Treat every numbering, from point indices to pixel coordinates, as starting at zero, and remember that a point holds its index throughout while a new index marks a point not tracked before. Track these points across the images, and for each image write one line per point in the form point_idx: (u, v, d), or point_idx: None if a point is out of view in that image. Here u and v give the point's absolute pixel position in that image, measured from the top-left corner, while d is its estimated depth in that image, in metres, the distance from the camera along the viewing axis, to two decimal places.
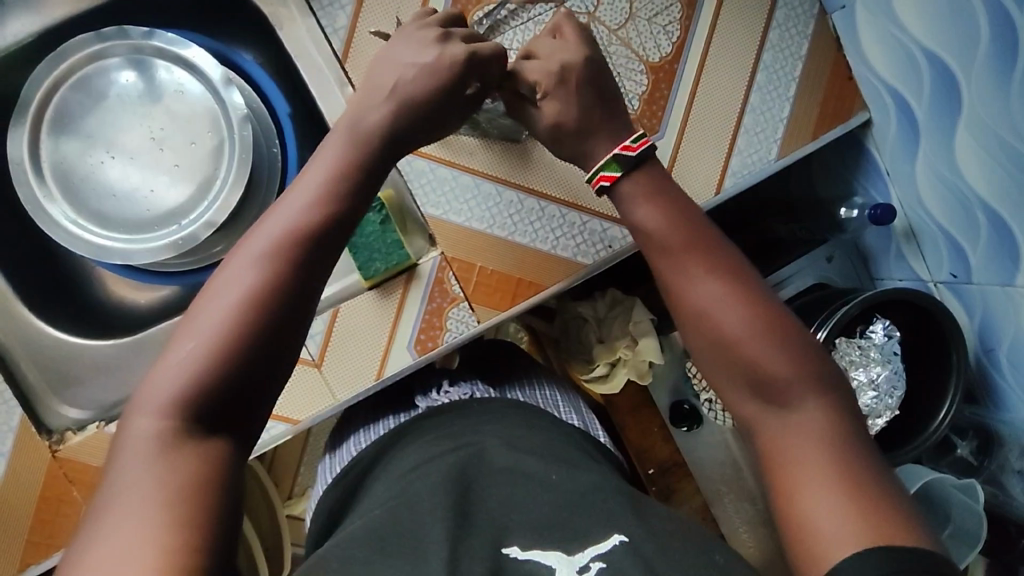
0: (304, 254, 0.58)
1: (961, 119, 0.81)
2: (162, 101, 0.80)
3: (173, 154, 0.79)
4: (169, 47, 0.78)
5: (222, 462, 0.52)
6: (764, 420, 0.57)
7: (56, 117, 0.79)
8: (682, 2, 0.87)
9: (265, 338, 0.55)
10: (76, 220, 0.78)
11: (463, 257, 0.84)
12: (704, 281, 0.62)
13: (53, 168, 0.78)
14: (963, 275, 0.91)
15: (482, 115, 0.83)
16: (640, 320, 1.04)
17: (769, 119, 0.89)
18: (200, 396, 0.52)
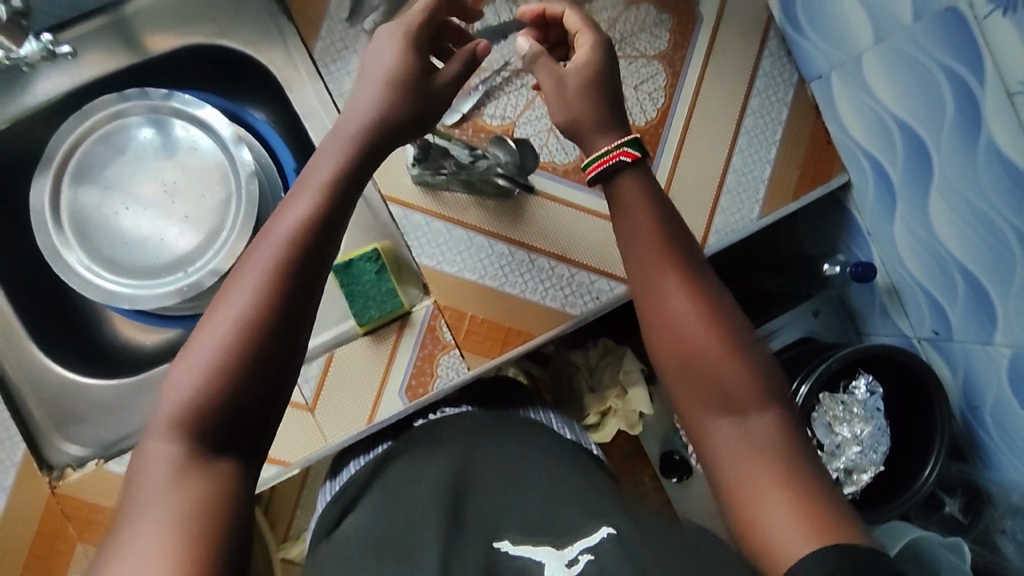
0: (298, 268, 0.57)
1: (933, 184, 0.84)
2: (177, 157, 0.85)
3: (184, 206, 0.85)
4: (186, 108, 0.84)
5: (232, 481, 0.52)
6: (724, 441, 0.60)
7: (78, 170, 0.84)
8: (667, 72, 0.93)
9: (264, 357, 0.54)
10: (91, 267, 0.82)
11: (454, 305, 0.87)
12: (680, 299, 0.64)
13: (71, 218, 0.83)
14: (945, 331, 0.93)
15: (476, 175, 0.87)
16: (630, 370, 1.07)
17: (750, 179, 0.94)
18: (205, 417, 0.52)
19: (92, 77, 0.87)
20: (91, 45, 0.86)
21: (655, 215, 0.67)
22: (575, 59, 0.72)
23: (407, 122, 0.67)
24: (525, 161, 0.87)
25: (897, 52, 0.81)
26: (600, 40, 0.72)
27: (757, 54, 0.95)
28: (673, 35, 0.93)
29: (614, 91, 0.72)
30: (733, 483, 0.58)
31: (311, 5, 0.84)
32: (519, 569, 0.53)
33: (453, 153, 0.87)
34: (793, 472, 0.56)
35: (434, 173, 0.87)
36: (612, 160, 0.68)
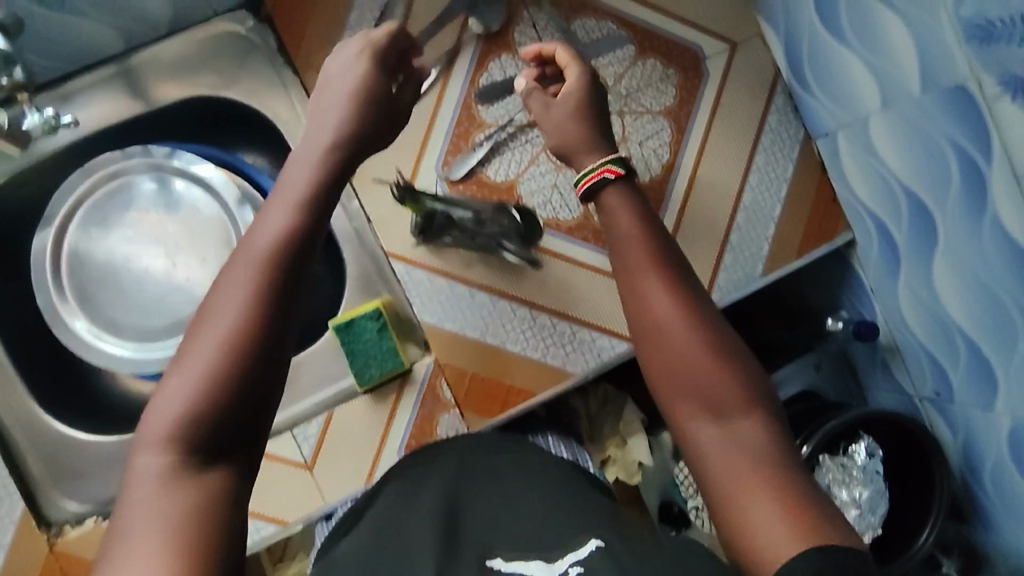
0: (286, 264, 0.55)
1: (938, 248, 0.82)
2: (178, 216, 0.87)
3: (184, 265, 0.85)
4: (188, 168, 0.86)
5: (227, 491, 0.49)
6: (722, 454, 0.57)
7: (80, 231, 0.85)
8: (672, 127, 0.92)
9: (257, 356, 0.52)
10: (91, 329, 0.84)
11: (455, 364, 0.87)
12: (660, 301, 0.63)
13: (73, 279, 0.85)
14: (946, 394, 0.93)
15: (482, 237, 0.86)
16: (630, 420, 1.07)
17: (754, 237, 0.94)
18: (199, 426, 0.49)
19: (99, 126, 0.85)
20: (98, 94, 0.85)
21: (637, 226, 0.67)
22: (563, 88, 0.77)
23: (377, 126, 0.67)
24: (529, 231, 0.87)
25: (905, 119, 0.78)
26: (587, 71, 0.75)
27: (763, 110, 0.94)
28: (679, 91, 0.92)
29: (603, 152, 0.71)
30: (725, 495, 0.55)
31: (314, 57, 0.84)
32: None
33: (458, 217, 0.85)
34: (792, 500, 0.53)
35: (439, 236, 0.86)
36: (598, 176, 0.69)
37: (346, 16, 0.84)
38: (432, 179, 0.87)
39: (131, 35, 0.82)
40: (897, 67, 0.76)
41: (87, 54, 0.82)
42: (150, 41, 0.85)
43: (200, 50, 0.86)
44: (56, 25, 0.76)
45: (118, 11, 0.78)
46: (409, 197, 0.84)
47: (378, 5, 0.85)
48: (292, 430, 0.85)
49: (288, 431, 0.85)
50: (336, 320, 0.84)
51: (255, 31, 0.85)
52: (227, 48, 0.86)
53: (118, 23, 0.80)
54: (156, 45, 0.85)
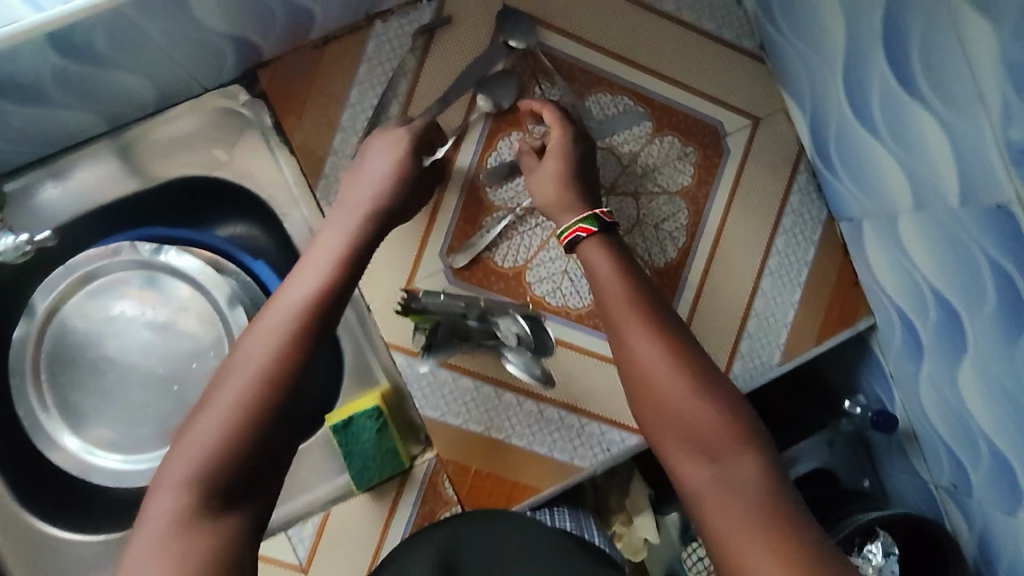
0: (316, 321, 0.58)
1: (966, 354, 0.78)
2: (164, 319, 0.80)
3: (170, 374, 0.79)
4: (178, 265, 0.80)
5: (241, 538, 0.51)
6: (720, 492, 0.57)
7: (58, 334, 0.79)
8: (689, 209, 0.87)
9: (283, 404, 0.54)
10: (79, 442, 0.79)
11: (458, 460, 0.82)
12: (645, 346, 0.65)
13: (52, 385, 0.79)
14: (964, 488, 0.90)
15: (492, 338, 0.82)
16: (638, 496, 1.03)
17: (772, 324, 0.90)
18: (221, 467, 0.51)
19: (86, 208, 0.81)
20: (84, 172, 0.80)
21: (617, 269, 0.70)
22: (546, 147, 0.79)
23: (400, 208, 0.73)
24: (540, 344, 0.83)
25: (938, 226, 0.73)
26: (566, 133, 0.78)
27: (786, 189, 0.89)
28: (698, 170, 0.87)
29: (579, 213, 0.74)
30: (728, 553, 0.54)
31: (313, 139, 0.78)
32: None
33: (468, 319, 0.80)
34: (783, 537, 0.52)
35: (449, 337, 0.81)
36: (572, 234, 0.72)
37: (348, 94, 0.79)
38: (436, 266, 0.82)
39: (113, 117, 0.76)
40: (932, 173, 0.71)
41: (71, 136, 0.76)
42: (142, 117, 0.79)
43: (194, 128, 0.80)
44: (32, 118, 0.68)
45: (99, 99, 0.70)
46: (413, 307, 0.79)
47: (381, 81, 0.80)
48: (287, 529, 0.80)
49: (282, 531, 0.80)
50: (333, 420, 0.80)
51: (249, 107, 0.79)
52: (221, 126, 0.80)
53: (100, 109, 0.72)
54: (150, 120, 0.79)
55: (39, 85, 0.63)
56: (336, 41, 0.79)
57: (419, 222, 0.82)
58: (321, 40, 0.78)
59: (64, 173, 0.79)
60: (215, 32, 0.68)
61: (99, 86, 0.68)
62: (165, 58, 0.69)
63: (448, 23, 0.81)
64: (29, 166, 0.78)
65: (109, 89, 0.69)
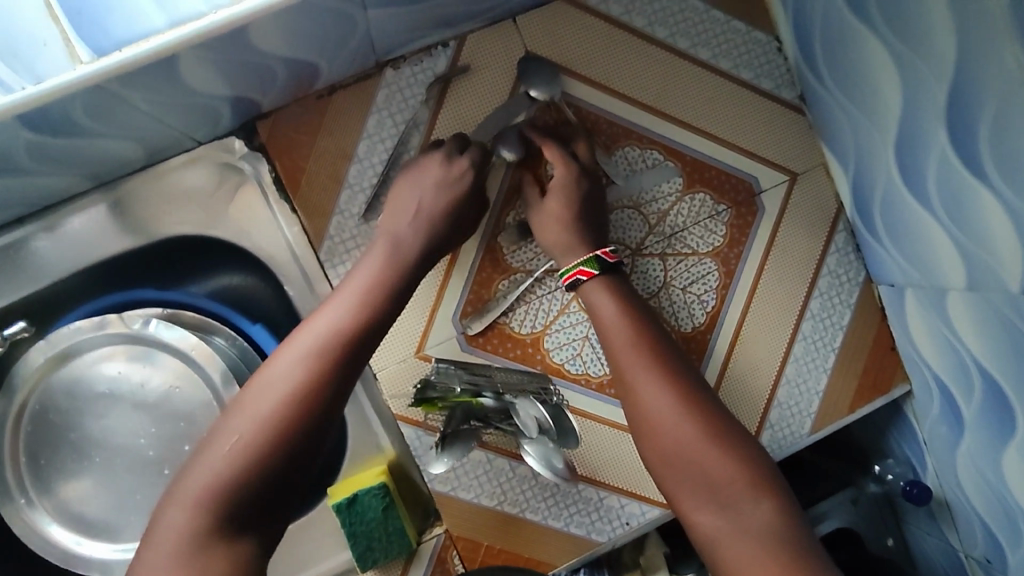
0: (338, 359, 0.61)
1: (1014, 436, 0.73)
2: (151, 394, 0.75)
3: (157, 453, 0.75)
4: (168, 338, 0.74)
5: (247, 567, 0.54)
6: (736, 540, 0.59)
7: (39, 410, 0.74)
8: (720, 270, 0.83)
9: (299, 436, 0.57)
10: (70, 533, 0.75)
11: (469, 535, 0.78)
12: (659, 392, 0.68)
13: (32, 464, 0.75)
14: (1000, 564, 0.85)
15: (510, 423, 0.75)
16: (653, 553, 0.97)
17: (803, 391, 0.85)
18: (234, 491, 0.55)
19: (73, 268, 0.75)
20: (74, 231, 0.74)
21: (630, 313, 0.72)
22: (550, 183, 0.77)
23: (418, 273, 0.71)
24: (561, 425, 0.75)
25: (992, 309, 0.68)
26: (570, 170, 0.76)
27: (823, 249, 0.85)
28: (730, 230, 0.83)
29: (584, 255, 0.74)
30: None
31: (317, 198, 0.74)
32: None
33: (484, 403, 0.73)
34: None
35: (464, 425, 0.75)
36: (572, 277, 0.74)
37: (356, 148, 0.74)
38: (449, 330, 0.77)
39: (101, 176, 0.70)
40: (989, 255, 0.67)
41: (55, 196, 0.70)
42: (136, 170, 0.73)
43: (193, 182, 0.75)
44: (9, 186, 0.62)
45: (86, 162, 0.65)
46: (426, 397, 0.73)
47: (391, 134, 0.75)
48: None
49: None
50: (335, 498, 0.74)
51: (248, 160, 0.74)
52: (221, 180, 0.75)
53: (86, 170, 0.67)
54: (143, 172, 0.73)
55: (13, 159, 0.58)
56: (342, 91, 0.74)
57: (432, 285, 0.77)
58: (326, 90, 0.74)
59: (58, 227, 0.73)
60: (212, 89, 0.63)
61: (84, 150, 0.63)
62: (154, 120, 0.64)
63: (464, 72, 0.76)
64: (14, 222, 0.72)
65: (95, 153, 0.64)
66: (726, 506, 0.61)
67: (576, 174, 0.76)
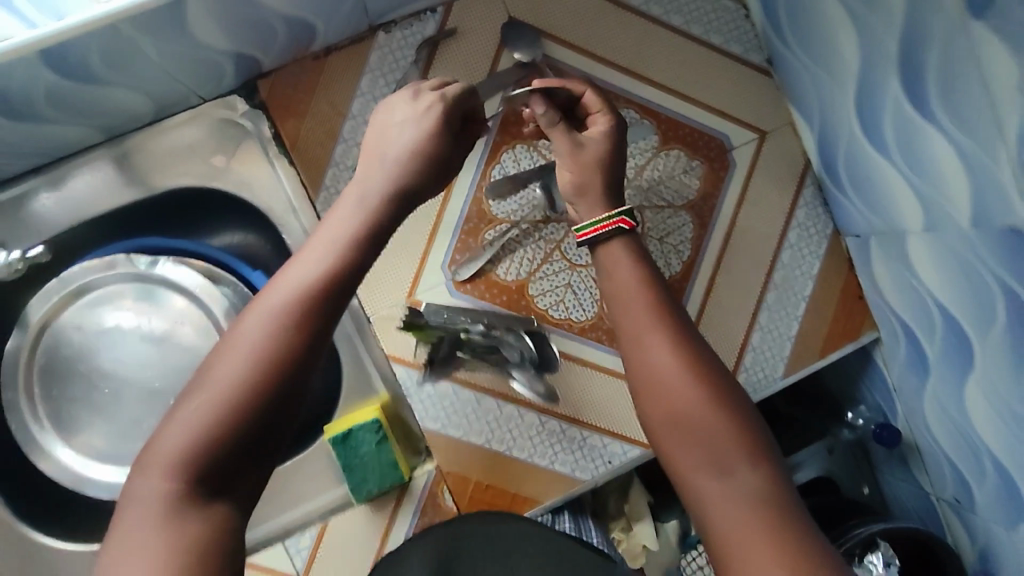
0: (319, 300, 0.53)
1: (972, 369, 0.78)
2: (157, 328, 0.80)
3: (163, 385, 0.79)
4: (173, 276, 0.80)
5: (227, 530, 0.48)
6: (724, 504, 0.52)
7: (52, 345, 0.80)
8: (694, 223, 0.88)
9: (279, 387, 0.50)
10: (76, 457, 0.79)
11: (458, 471, 0.82)
12: (656, 351, 0.59)
13: (46, 398, 0.79)
14: (968, 503, 0.89)
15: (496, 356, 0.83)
16: (637, 502, 1.04)
17: (776, 337, 0.89)
18: (205, 451, 0.48)
19: (79, 218, 0.80)
20: (80, 183, 0.80)
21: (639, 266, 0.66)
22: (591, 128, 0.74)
23: None
24: (543, 356, 0.84)
25: (947, 245, 0.73)
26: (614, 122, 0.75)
27: (791, 202, 0.90)
28: (703, 183, 0.88)
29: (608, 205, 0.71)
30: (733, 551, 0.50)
31: (313, 151, 0.79)
32: None
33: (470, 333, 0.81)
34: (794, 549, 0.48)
35: (451, 355, 0.82)
36: (613, 225, 0.68)
37: (349, 105, 0.79)
38: (439, 277, 0.82)
39: (111, 128, 0.76)
40: (941, 194, 0.71)
41: (68, 147, 0.76)
42: (141, 126, 0.79)
43: (193, 137, 0.81)
44: (28, 133, 0.68)
45: (99, 113, 0.71)
46: (416, 322, 0.79)
47: (383, 92, 0.80)
48: (285, 540, 0.81)
49: (280, 541, 0.81)
50: (333, 432, 0.79)
51: (249, 117, 0.80)
52: (221, 135, 0.81)
53: (99, 122, 0.73)
54: (149, 127, 0.79)
55: (29, 101, 0.62)
56: (337, 52, 0.79)
57: (422, 235, 0.82)
58: (322, 52, 0.79)
59: (62, 180, 0.79)
60: (217, 45, 0.69)
61: (97, 101, 0.68)
62: (161, 73, 0.69)
63: (451, 36, 0.82)
64: (27, 172, 0.78)
65: (106, 104, 0.70)
66: (717, 468, 0.54)
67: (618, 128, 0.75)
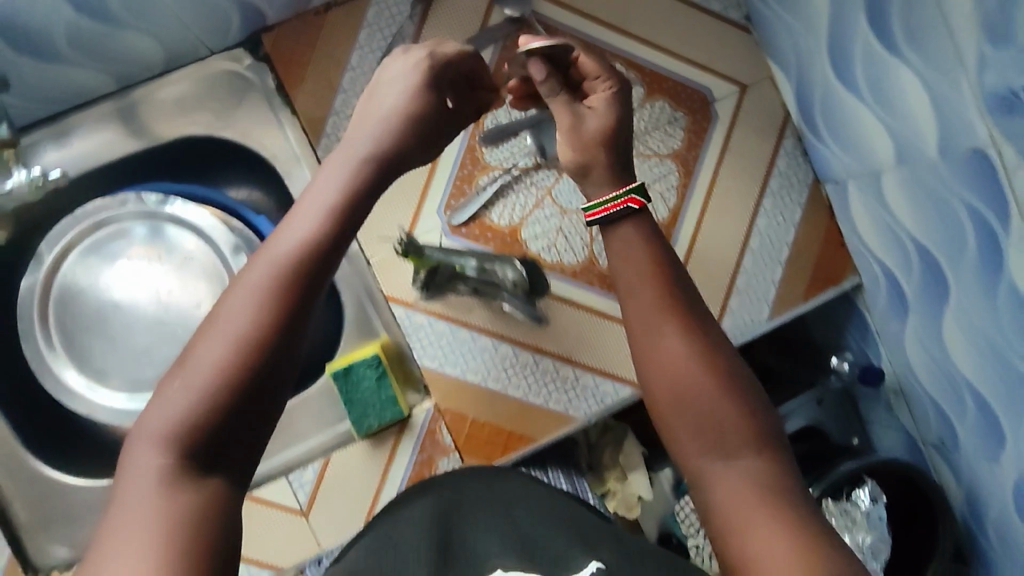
0: (305, 270, 0.52)
1: (949, 302, 0.81)
2: (169, 263, 0.86)
3: (176, 316, 0.85)
4: (183, 215, 0.86)
5: (223, 502, 0.47)
6: (721, 476, 0.54)
7: (69, 278, 0.85)
8: (680, 171, 0.92)
9: (269, 360, 0.49)
10: (81, 379, 0.84)
11: (456, 408, 0.85)
12: (668, 337, 0.58)
13: (60, 330, 0.84)
14: (951, 441, 0.92)
15: (489, 289, 0.85)
16: (631, 453, 1.06)
17: (761, 281, 0.93)
18: (198, 425, 0.47)
19: (86, 167, 0.84)
20: (89, 134, 0.83)
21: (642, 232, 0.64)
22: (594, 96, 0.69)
23: None
24: (536, 286, 0.86)
25: (918, 179, 0.77)
26: (619, 87, 0.70)
27: (773, 152, 0.93)
28: (687, 134, 0.92)
29: (614, 172, 0.67)
30: (723, 517, 0.52)
31: (314, 100, 0.83)
32: None
33: (464, 267, 0.84)
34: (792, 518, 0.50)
35: (446, 284, 0.85)
36: (622, 205, 0.64)
37: (349, 58, 0.83)
38: (435, 222, 0.86)
39: (122, 77, 0.81)
40: (910, 128, 0.75)
41: (82, 95, 0.81)
42: (147, 78, 0.83)
43: (197, 89, 0.85)
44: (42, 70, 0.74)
45: (111, 56, 0.76)
46: (412, 249, 0.83)
47: (380, 46, 0.84)
48: (287, 475, 0.84)
49: (284, 475, 0.84)
50: (333, 367, 0.85)
51: (253, 70, 0.84)
52: (223, 87, 0.85)
53: (110, 67, 0.78)
54: (155, 80, 0.83)
55: (51, 35, 0.70)
56: (336, 8, 0.84)
57: (419, 181, 0.86)
58: (322, 7, 0.83)
59: (67, 132, 0.83)
60: None
61: (108, 41, 0.74)
62: (169, 17, 0.75)
63: None
64: (42, 121, 0.82)
65: (119, 46, 0.76)
66: (718, 448, 0.55)
67: (623, 93, 0.70)
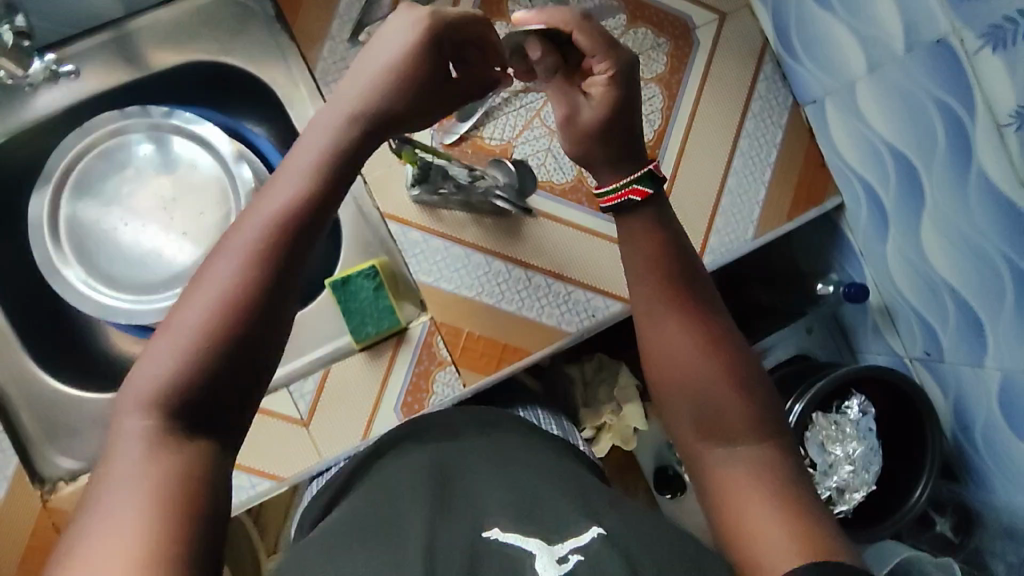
0: (289, 241, 0.53)
1: (925, 205, 0.84)
2: (175, 173, 0.93)
3: (183, 222, 0.93)
4: (187, 126, 0.93)
5: (209, 463, 0.49)
6: (716, 454, 0.59)
7: (79, 184, 0.91)
8: (664, 94, 0.95)
9: (253, 329, 0.51)
10: (89, 282, 0.90)
11: (451, 323, 0.88)
12: (674, 332, 0.63)
13: (69, 237, 0.91)
14: (936, 353, 0.94)
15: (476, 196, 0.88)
16: (627, 385, 1.06)
17: (745, 201, 0.96)
18: (183, 388, 0.49)
19: (93, 90, 0.90)
20: (95, 59, 0.88)
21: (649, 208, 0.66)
22: (596, 81, 0.68)
23: None
24: (523, 184, 0.88)
25: (890, 83, 0.82)
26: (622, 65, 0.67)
27: (753, 76, 0.97)
28: (670, 59, 0.95)
29: (616, 147, 0.68)
30: (724, 495, 0.56)
31: (310, 25, 0.85)
32: (508, 556, 0.45)
33: (453, 174, 0.87)
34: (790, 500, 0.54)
35: (433, 193, 0.87)
36: (624, 197, 0.67)
37: None
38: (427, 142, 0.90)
39: (129, 2, 0.87)
40: (879, 31, 0.81)
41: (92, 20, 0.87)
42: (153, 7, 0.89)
43: (200, 17, 0.90)
44: None
45: None
46: (405, 148, 0.84)
47: None
48: (288, 387, 0.86)
49: (284, 387, 0.86)
50: (333, 278, 0.89)
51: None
52: (225, 15, 0.90)
53: None
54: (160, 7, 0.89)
55: None
56: None
57: None
58: None
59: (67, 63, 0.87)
60: None
61: None
62: None
63: None
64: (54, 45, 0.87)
65: None
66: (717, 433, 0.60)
67: (626, 72, 0.67)
